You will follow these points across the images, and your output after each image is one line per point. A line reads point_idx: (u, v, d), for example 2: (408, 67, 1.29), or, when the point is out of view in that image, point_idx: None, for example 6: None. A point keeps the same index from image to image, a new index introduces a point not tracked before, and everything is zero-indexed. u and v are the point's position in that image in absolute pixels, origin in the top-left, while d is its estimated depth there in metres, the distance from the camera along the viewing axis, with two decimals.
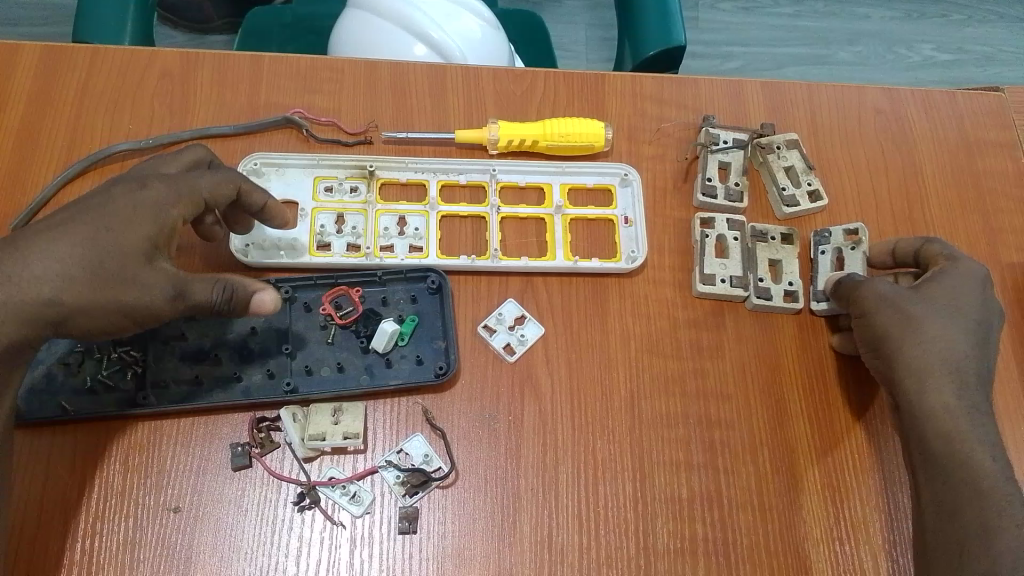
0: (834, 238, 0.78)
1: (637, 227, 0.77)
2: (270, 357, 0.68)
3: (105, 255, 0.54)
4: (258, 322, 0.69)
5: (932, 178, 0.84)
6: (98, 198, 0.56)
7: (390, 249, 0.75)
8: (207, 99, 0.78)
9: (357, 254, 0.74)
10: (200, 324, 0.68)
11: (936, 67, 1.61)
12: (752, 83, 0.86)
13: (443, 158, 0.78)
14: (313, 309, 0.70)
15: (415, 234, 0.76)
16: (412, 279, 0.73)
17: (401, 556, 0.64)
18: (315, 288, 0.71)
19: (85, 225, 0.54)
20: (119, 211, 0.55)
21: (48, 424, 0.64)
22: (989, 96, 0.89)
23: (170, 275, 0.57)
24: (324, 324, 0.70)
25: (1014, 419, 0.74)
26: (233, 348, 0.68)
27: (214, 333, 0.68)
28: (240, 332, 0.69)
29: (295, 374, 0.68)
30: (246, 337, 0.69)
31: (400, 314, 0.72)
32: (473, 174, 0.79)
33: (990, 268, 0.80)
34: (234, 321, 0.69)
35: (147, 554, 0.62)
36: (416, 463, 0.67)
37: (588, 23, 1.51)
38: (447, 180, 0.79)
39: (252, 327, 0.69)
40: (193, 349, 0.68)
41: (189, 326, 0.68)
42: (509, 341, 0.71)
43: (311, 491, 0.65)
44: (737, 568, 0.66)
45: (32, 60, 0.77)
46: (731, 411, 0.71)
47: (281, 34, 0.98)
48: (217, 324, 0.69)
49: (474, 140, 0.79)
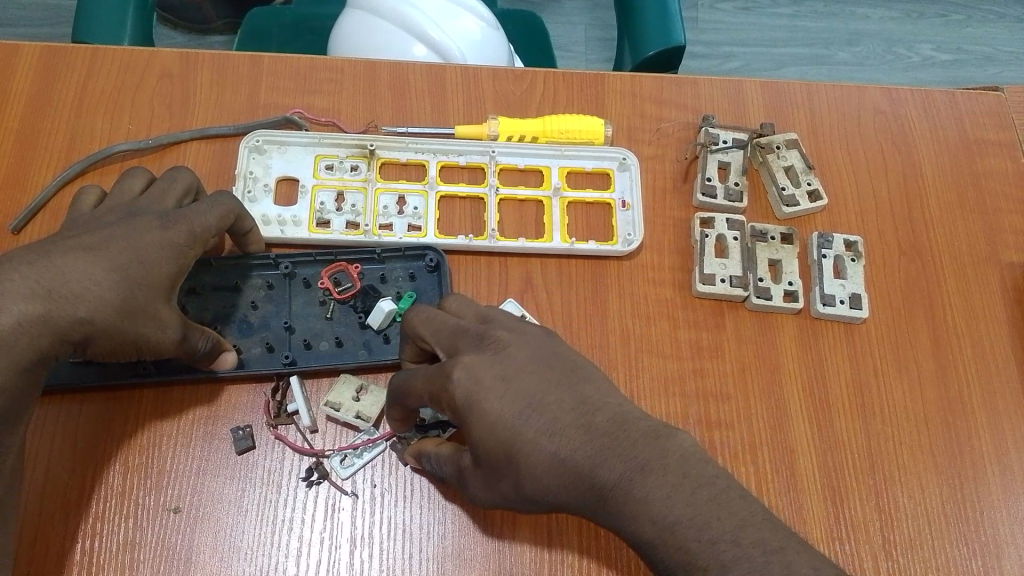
0: (836, 245, 0.78)
1: (635, 211, 0.78)
2: (270, 331, 0.69)
3: (135, 288, 0.55)
4: (259, 295, 0.70)
5: (931, 178, 0.84)
6: (122, 228, 0.56)
7: (389, 228, 0.76)
8: (207, 99, 0.78)
9: (356, 232, 0.74)
10: (201, 298, 0.69)
11: (937, 68, 1.62)
12: (751, 83, 0.86)
13: (443, 140, 0.78)
14: (313, 284, 0.71)
15: (415, 213, 0.76)
16: (411, 257, 0.73)
17: (401, 556, 0.64)
18: (314, 265, 0.71)
19: (114, 253, 0.54)
20: (143, 246, 0.56)
21: (49, 424, 0.64)
22: (988, 96, 0.89)
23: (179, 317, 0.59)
24: (323, 299, 0.70)
25: (1014, 418, 0.74)
26: (235, 323, 0.69)
27: (214, 307, 0.69)
28: (242, 305, 0.69)
29: (295, 348, 0.68)
30: (246, 311, 0.69)
31: (399, 291, 0.72)
32: (473, 156, 0.79)
33: (990, 268, 0.80)
34: (236, 295, 0.70)
35: (147, 554, 0.62)
36: (427, 420, 0.66)
37: (588, 23, 1.51)
38: (447, 161, 0.79)
39: (253, 300, 0.70)
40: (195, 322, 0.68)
41: (191, 300, 0.69)
42: None
43: (319, 465, 0.65)
44: None
45: (33, 60, 0.77)
46: (730, 411, 0.71)
47: (281, 33, 0.98)
48: (218, 298, 0.69)
49: (474, 136, 0.79)
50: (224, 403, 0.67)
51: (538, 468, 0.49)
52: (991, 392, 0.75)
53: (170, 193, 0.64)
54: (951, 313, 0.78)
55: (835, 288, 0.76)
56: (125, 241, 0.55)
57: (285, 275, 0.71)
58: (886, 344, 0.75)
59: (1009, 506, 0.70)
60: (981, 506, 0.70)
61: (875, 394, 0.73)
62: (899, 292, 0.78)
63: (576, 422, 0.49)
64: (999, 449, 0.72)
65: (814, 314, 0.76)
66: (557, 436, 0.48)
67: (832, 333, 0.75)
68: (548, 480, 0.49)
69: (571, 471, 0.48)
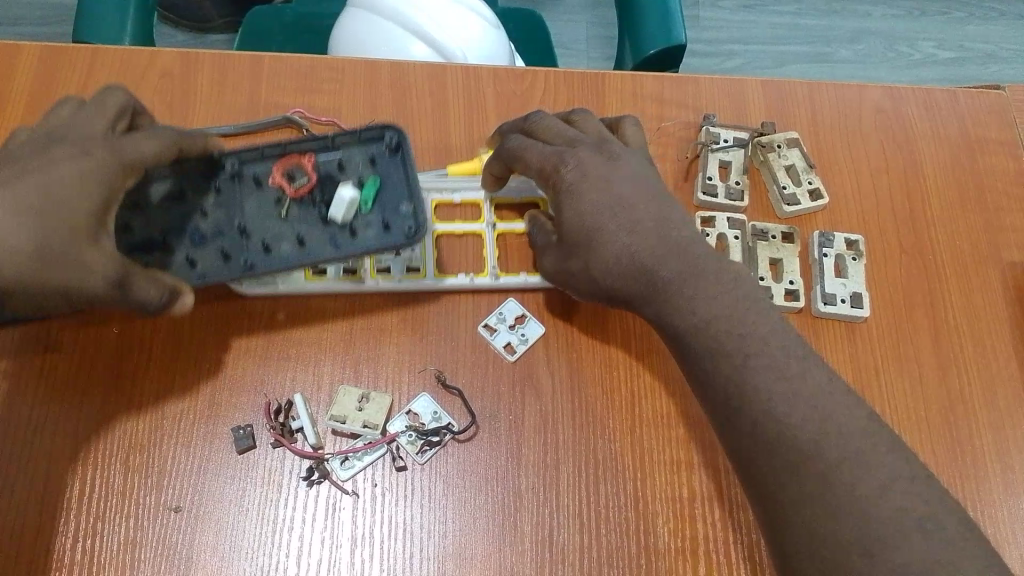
0: (837, 244, 0.78)
1: None
2: (223, 239, 0.63)
3: (51, 230, 0.51)
4: (207, 202, 0.64)
5: (932, 176, 0.84)
6: (37, 164, 0.53)
7: (387, 271, 0.72)
8: (207, 99, 0.78)
9: (353, 279, 0.71)
10: (145, 212, 0.62)
11: (938, 65, 1.61)
12: (751, 82, 0.86)
13: (437, 176, 0.76)
14: (264, 182, 0.65)
15: (412, 255, 0.72)
16: (368, 139, 0.66)
17: (401, 556, 0.64)
18: (264, 161, 0.65)
19: (23, 188, 0.51)
20: (59, 179, 0.53)
21: (49, 424, 0.64)
22: (989, 94, 0.89)
23: (114, 258, 0.54)
24: (279, 199, 0.65)
25: (1015, 418, 0.74)
26: (187, 236, 0.63)
27: (162, 222, 0.62)
28: (188, 216, 0.63)
29: (253, 252, 0.63)
30: (197, 221, 0.63)
31: (359, 178, 0.65)
32: (468, 192, 0.77)
33: (992, 267, 0.80)
34: (183, 206, 0.63)
35: (148, 553, 0.62)
36: (427, 421, 0.68)
37: (588, 22, 1.51)
38: (441, 199, 0.76)
39: (201, 208, 0.64)
40: (142, 241, 0.61)
41: (133, 215, 0.62)
42: (510, 341, 0.71)
43: (320, 465, 0.66)
44: (737, 567, 0.65)
45: (33, 60, 0.77)
46: None
47: (282, 33, 0.98)
48: (164, 209, 0.63)
49: (469, 171, 0.77)
50: (223, 403, 0.67)
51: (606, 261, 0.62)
52: (993, 391, 0.74)
53: (103, 111, 0.60)
54: (954, 311, 0.77)
55: (836, 287, 0.76)
56: (40, 174, 0.52)
57: (233, 176, 0.65)
58: (887, 344, 0.75)
59: (1011, 505, 0.70)
60: (982, 506, 0.70)
61: (875, 394, 0.73)
62: (900, 292, 0.78)
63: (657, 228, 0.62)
64: (1000, 448, 0.72)
65: (814, 313, 0.76)
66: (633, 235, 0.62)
67: (834, 332, 0.75)
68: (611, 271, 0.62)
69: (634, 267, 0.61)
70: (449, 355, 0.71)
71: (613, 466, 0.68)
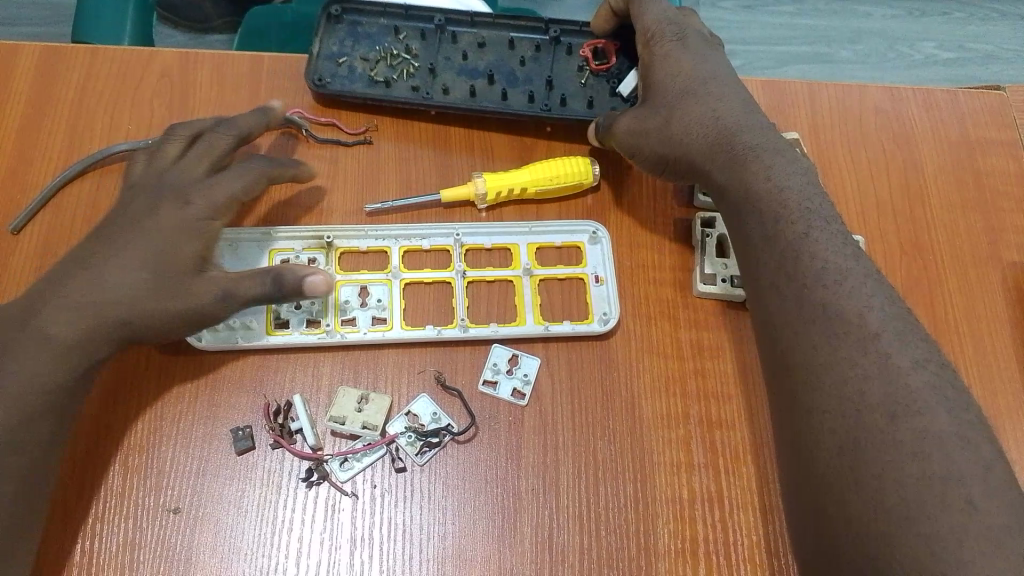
0: None
1: (610, 287, 0.74)
2: (533, 84, 0.79)
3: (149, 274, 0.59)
4: (527, 53, 0.81)
5: (932, 176, 0.84)
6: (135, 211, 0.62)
7: (352, 322, 0.71)
8: (207, 99, 0.78)
9: (316, 332, 0.69)
10: (481, 51, 0.80)
11: (938, 66, 1.61)
12: (751, 82, 0.86)
13: (405, 224, 0.75)
14: (573, 52, 0.81)
15: (378, 305, 0.72)
16: None
17: (401, 557, 0.64)
18: (579, 35, 0.81)
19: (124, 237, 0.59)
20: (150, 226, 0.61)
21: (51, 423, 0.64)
22: (989, 95, 0.89)
23: (216, 283, 0.60)
24: (579, 67, 0.80)
25: (1015, 418, 0.73)
26: (505, 75, 0.80)
27: (488, 59, 0.80)
28: (512, 61, 0.80)
29: (553, 99, 0.79)
30: (516, 65, 0.80)
31: None
32: (437, 238, 0.75)
33: (991, 268, 0.80)
34: (510, 50, 0.81)
35: (147, 554, 0.62)
36: (426, 423, 0.68)
37: None
38: (409, 246, 0.75)
39: (523, 58, 0.80)
40: (471, 70, 0.80)
41: (472, 51, 0.80)
42: (515, 386, 0.70)
43: (319, 466, 0.66)
44: (737, 569, 0.65)
45: (32, 60, 0.77)
46: (731, 411, 0.70)
47: (281, 33, 0.98)
48: (497, 52, 0.80)
49: (461, 196, 0.76)
50: (224, 403, 0.67)
51: (694, 113, 0.70)
52: (992, 392, 0.74)
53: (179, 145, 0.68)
54: (952, 311, 0.77)
55: None
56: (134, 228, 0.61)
57: (552, 41, 0.81)
58: None
59: None
60: None
61: None
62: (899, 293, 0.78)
63: (742, 103, 0.71)
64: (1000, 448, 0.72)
65: None
66: (720, 101, 0.70)
67: None
68: (699, 121, 0.69)
69: (718, 123, 0.69)
70: (449, 357, 0.71)
71: (611, 467, 0.67)
